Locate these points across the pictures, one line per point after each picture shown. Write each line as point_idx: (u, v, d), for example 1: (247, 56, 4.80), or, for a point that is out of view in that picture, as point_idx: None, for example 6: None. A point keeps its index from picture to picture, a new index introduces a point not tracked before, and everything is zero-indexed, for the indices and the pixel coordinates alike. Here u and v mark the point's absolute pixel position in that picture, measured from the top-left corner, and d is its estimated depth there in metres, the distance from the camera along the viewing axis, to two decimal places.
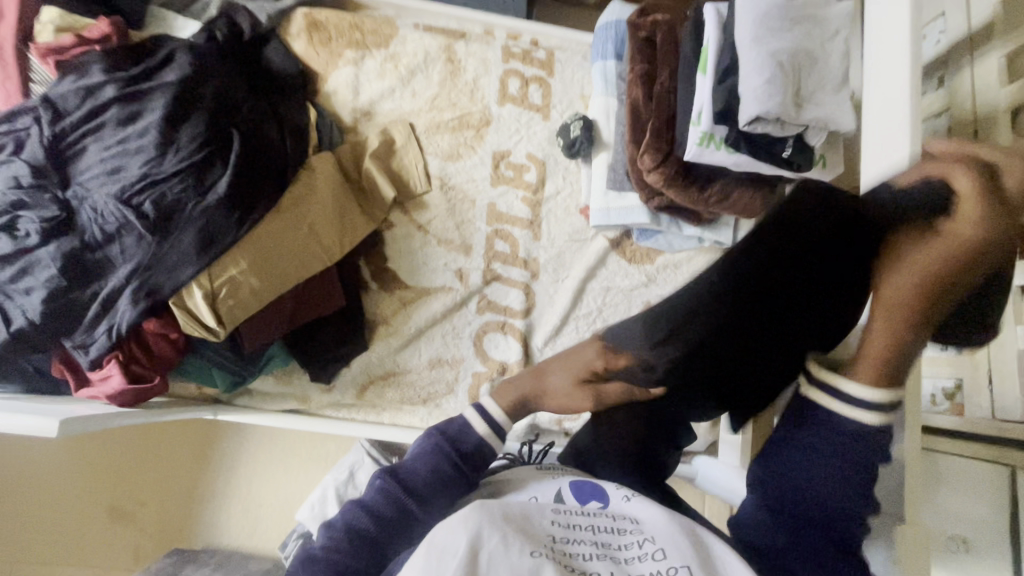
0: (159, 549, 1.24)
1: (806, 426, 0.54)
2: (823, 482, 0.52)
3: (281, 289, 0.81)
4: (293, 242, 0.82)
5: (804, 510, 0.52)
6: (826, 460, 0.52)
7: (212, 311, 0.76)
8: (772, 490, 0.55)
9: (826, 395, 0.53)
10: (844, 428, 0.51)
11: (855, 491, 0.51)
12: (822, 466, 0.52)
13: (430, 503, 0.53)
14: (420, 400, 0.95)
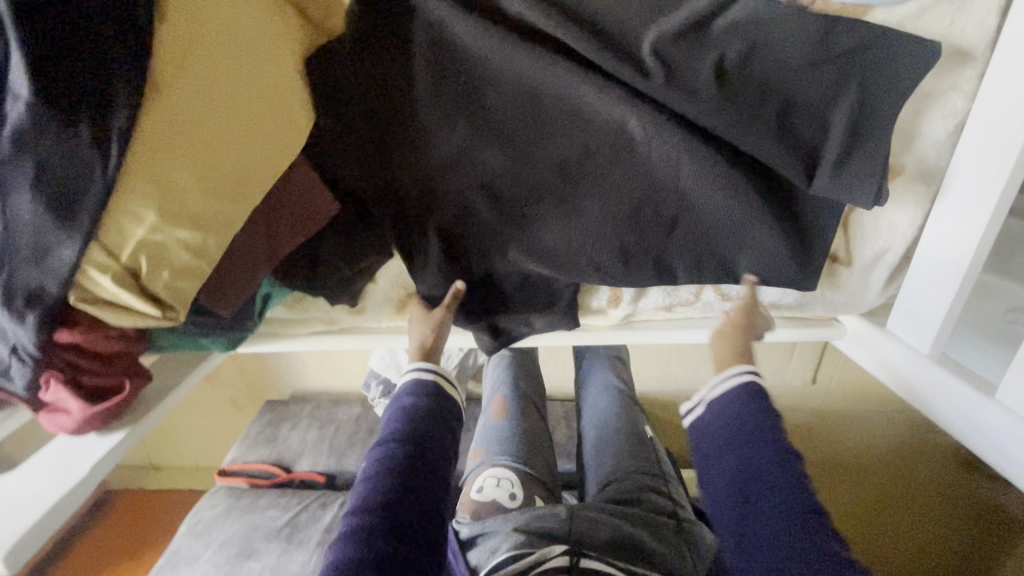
0: (253, 401, 1.27)
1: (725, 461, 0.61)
2: (781, 502, 0.54)
3: (229, 228, 0.50)
4: (208, 146, 0.47)
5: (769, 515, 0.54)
6: (739, 473, 0.58)
7: (147, 295, 0.49)
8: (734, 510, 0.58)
9: (706, 419, 0.66)
10: (722, 436, 0.63)
11: (786, 495, 0.54)
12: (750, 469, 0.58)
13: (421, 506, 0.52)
14: (482, 306, 0.69)
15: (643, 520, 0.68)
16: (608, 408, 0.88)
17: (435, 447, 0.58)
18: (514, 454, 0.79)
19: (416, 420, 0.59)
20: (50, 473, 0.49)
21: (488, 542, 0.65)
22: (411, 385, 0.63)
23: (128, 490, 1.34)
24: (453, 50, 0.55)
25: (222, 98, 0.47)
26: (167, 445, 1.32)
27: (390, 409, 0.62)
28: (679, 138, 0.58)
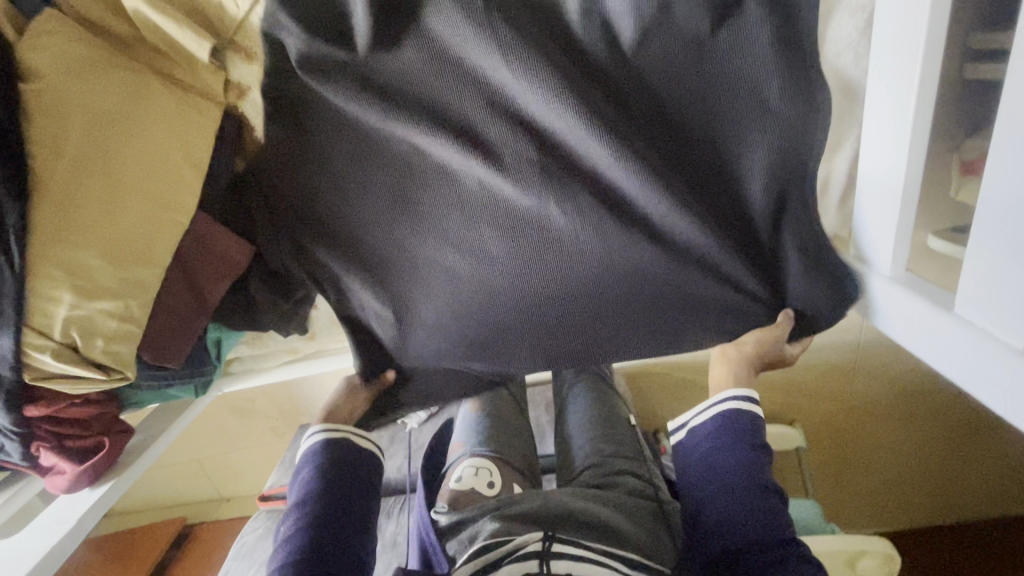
0: (290, 427, 1.36)
1: (714, 464, 0.59)
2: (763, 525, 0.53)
3: (147, 289, 0.55)
4: (105, 222, 0.51)
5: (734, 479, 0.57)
6: (724, 483, 0.57)
7: (91, 363, 0.54)
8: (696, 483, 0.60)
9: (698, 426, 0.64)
10: (714, 447, 0.61)
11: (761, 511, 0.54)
12: (735, 478, 0.57)
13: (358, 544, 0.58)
14: None
15: (615, 501, 0.68)
16: (584, 394, 0.93)
17: (343, 503, 0.60)
18: (493, 444, 0.83)
19: (321, 476, 0.62)
20: (49, 529, 0.56)
21: (465, 530, 0.64)
22: (313, 441, 0.65)
23: (206, 522, 1.49)
24: (368, 135, 0.59)
25: (103, 176, 0.51)
26: (230, 477, 1.45)
27: (298, 470, 0.64)
28: (588, 175, 0.58)
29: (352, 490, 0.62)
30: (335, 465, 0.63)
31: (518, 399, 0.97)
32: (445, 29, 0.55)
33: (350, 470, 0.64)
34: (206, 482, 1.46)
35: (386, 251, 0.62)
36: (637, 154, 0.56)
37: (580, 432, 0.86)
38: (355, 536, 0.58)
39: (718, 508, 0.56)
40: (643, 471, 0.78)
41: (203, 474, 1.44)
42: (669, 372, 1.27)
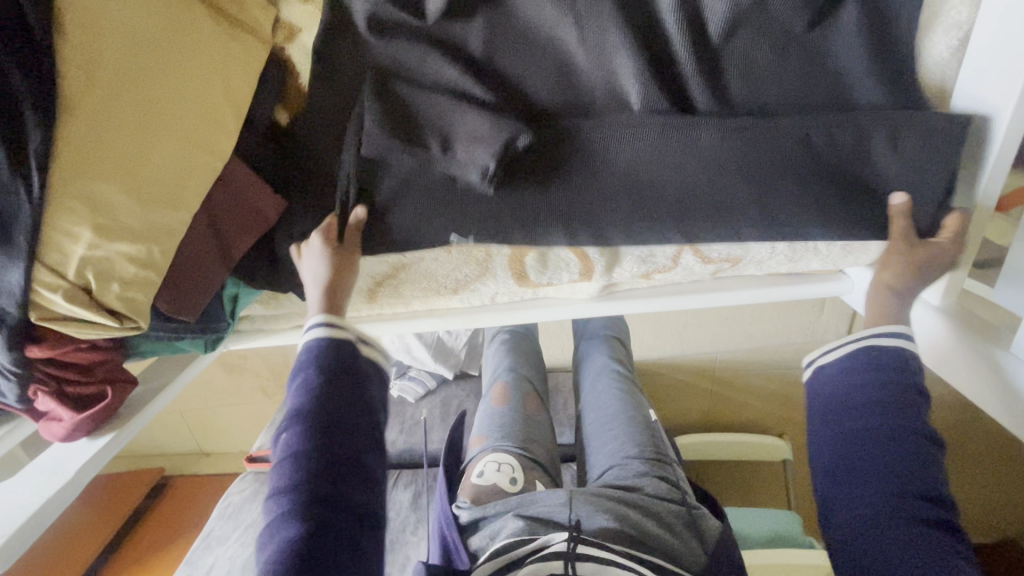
0: (280, 388, 1.32)
1: (853, 427, 0.53)
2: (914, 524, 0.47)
3: (173, 237, 0.51)
4: (135, 158, 0.47)
5: (876, 450, 0.51)
6: (865, 458, 0.51)
7: (103, 309, 0.50)
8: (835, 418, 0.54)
9: (847, 369, 0.55)
10: (854, 405, 0.53)
11: (910, 501, 0.48)
12: (884, 458, 0.50)
13: (353, 480, 0.50)
14: (451, 290, 0.69)
15: (643, 504, 0.69)
16: (608, 391, 0.91)
17: (349, 429, 0.51)
18: (516, 440, 0.82)
19: (326, 391, 0.52)
20: (42, 478, 0.53)
21: (488, 526, 0.69)
22: (319, 338, 0.54)
23: (183, 475, 1.46)
24: (416, 114, 0.55)
25: (135, 106, 0.46)
26: (212, 431, 1.42)
27: (297, 370, 0.54)
28: (640, 167, 0.54)
29: (360, 413, 0.53)
30: (341, 378, 0.53)
31: (540, 394, 0.95)
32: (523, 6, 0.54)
33: (357, 385, 0.54)
34: (187, 433, 1.43)
35: (418, 237, 0.58)
36: (707, 155, 0.54)
37: (607, 430, 0.86)
38: (362, 478, 0.51)
39: (849, 483, 0.51)
40: (669, 474, 0.78)
41: (184, 426, 1.40)
42: (672, 373, 1.27)
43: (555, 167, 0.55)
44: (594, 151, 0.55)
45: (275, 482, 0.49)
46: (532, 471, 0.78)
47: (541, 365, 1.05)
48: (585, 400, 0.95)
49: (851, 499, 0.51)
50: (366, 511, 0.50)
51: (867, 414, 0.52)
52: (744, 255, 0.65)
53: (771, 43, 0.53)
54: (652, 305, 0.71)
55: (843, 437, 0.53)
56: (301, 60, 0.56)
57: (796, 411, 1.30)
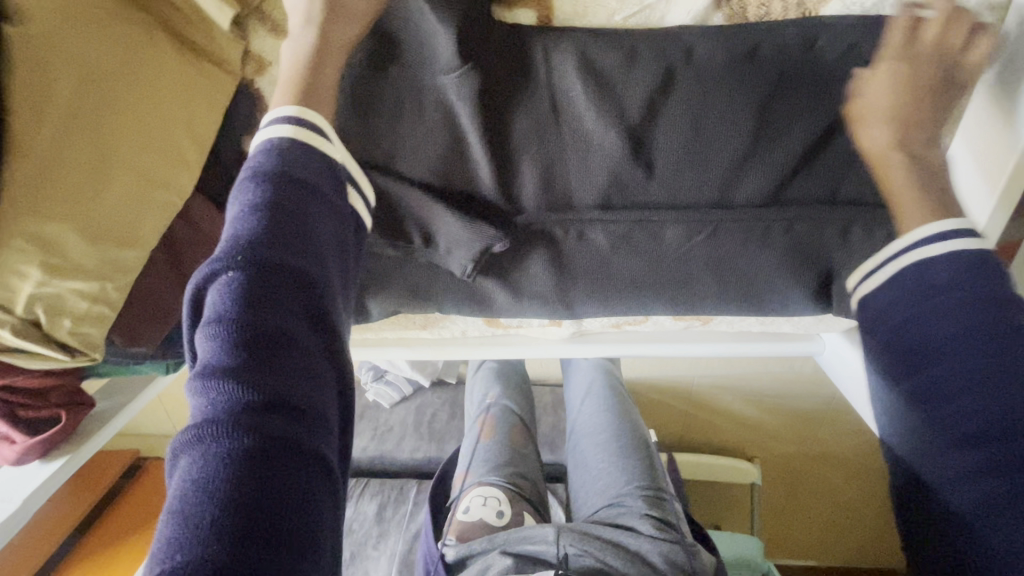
0: None
1: (939, 393, 0.40)
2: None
3: (127, 274, 0.50)
4: (89, 194, 0.45)
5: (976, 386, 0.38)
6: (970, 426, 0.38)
7: (55, 342, 0.50)
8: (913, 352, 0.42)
9: (892, 313, 0.44)
10: (926, 360, 0.41)
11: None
12: (996, 401, 0.38)
13: (298, 324, 0.37)
14: (421, 325, 0.68)
15: (631, 547, 0.73)
16: (600, 416, 0.96)
17: (305, 265, 0.38)
18: (502, 474, 0.88)
19: (276, 211, 0.38)
20: None
21: (475, 564, 0.76)
22: (280, 146, 0.42)
23: (157, 458, 1.45)
24: (394, 211, 0.57)
25: (90, 144, 0.45)
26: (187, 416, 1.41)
27: (245, 182, 0.41)
28: (607, 266, 0.59)
29: (321, 246, 0.40)
30: (299, 197, 0.40)
31: (526, 422, 1.00)
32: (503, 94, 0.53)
33: (318, 209, 0.41)
34: (162, 417, 1.42)
35: (401, 299, 0.62)
36: (668, 256, 0.58)
37: (599, 461, 0.91)
38: (316, 325, 0.38)
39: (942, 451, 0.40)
40: (667, 512, 0.80)
41: (160, 410, 1.40)
42: (648, 392, 1.27)
43: (533, 258, 0.59)
44: (568, 246, 0.58)
45: (203, 337, 0.36)
46: (520, 504, 0.84)
47: (527, 389, 1.08)
48: (578, 423, 1.00)
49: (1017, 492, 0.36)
50: (326, 373, 0.39)
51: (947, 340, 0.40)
52: (716, 315, 0.64)
53: (738, 137, 0.53)
54: (623, 352, 0.70)
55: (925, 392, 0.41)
56: (271, 94, 0.53)
57: (769, 437, 1.31)
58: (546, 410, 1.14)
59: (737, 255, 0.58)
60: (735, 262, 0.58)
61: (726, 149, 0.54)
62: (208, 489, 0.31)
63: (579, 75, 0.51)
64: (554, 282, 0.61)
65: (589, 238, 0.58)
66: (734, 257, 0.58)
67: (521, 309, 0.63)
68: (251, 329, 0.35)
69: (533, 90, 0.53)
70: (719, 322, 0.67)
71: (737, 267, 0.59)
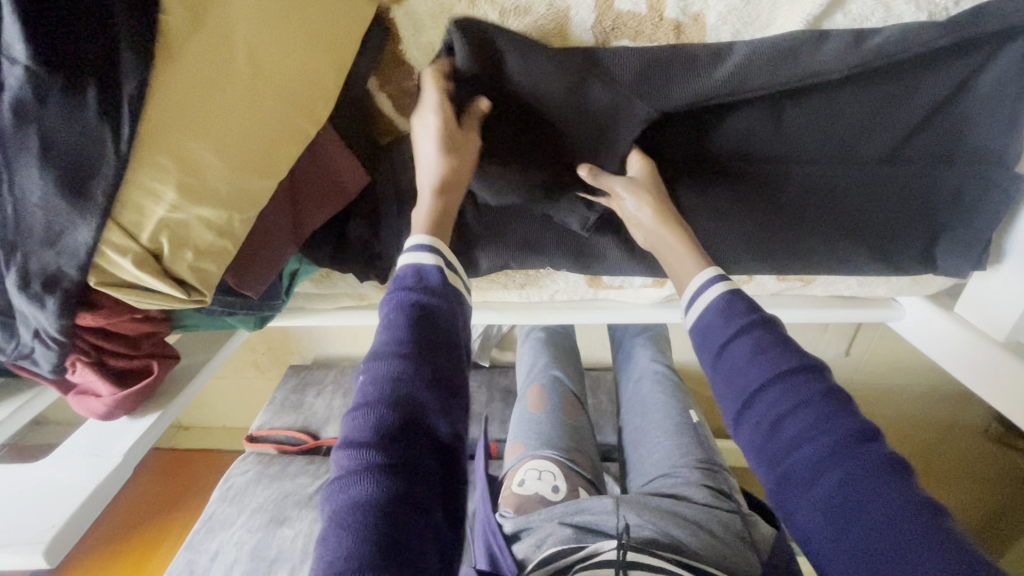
0: (277, 365, 1.25)
1: (771, 428, 0.43)
2: (877, 470, 0.39)
3: (256, 206, 0.46)
4: (232, 116, 0.42)
5: (790, 421, 0.42)
6: (806, 461, 0.41)
7: (171, 278, 0.45)
8: (743, 387, 0.45)
9: (709, 360, 0.48)
10: (752, 392, 0.44)
11: (856, 458, 0.39)
12: (811, 439, 0.41)
13: (429, 421, 0.43)
14: (517, 285, 0.66)
15: (692, 516, 0.72)
16: (655, 395, 0.95)
17: (451, 382, 0.45)
18: (558, 446, 0.86)
19: (420, 326, 0.45)
20: (80, 461, 0.47)
21: (532, 535, 0.73)
22: (421, 263, 0.48)
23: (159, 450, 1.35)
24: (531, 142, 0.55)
25: (237, 56, 0.41)
26: (196, 404, 1.32)
27: (393, 295, 0.48)
28: (716, 221, 0.60)
29: (453, 352, 0.47)
30: (437, 312, 0.47)
31: (578, 395, 0.98)
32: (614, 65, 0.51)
33: (451, 318, 0.47)
34: None
35: (514, 251, 0.60)
36: (791, 212, 0.58)
37: (652, 436, 0.90)
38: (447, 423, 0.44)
39: (784, 481, 0.42)
40: (720, 483, 0.80)
41: None
42: None
43: None
44: (686, 197, 0.60)
45: (352, 422, 0.43)
46: (576, 479, 0.81)
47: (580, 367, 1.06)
48: (630, 403, 0.99)
49: (837, 519, 0.38)
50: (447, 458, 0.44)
51: (751, 372, 0.44)
52: (816, 277, 0.65)
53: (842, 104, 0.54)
54: None
55: (763, 424, 0.43)
56: (406, 27, 0.50)
57: None
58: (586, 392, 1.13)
59: (857, 212, 0.58)
60: (853, 219, 0.58)
61: (836, 120, 0.55)
62: (355, 556, 0.36)
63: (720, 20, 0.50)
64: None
65: (717, 189, 0.58)
66: (864, 214, 0.58)
67: (628, 268, 0.62)
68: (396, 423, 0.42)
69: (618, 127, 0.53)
70: (814, 286, 0.68)
71: (866, 221, 0.58)
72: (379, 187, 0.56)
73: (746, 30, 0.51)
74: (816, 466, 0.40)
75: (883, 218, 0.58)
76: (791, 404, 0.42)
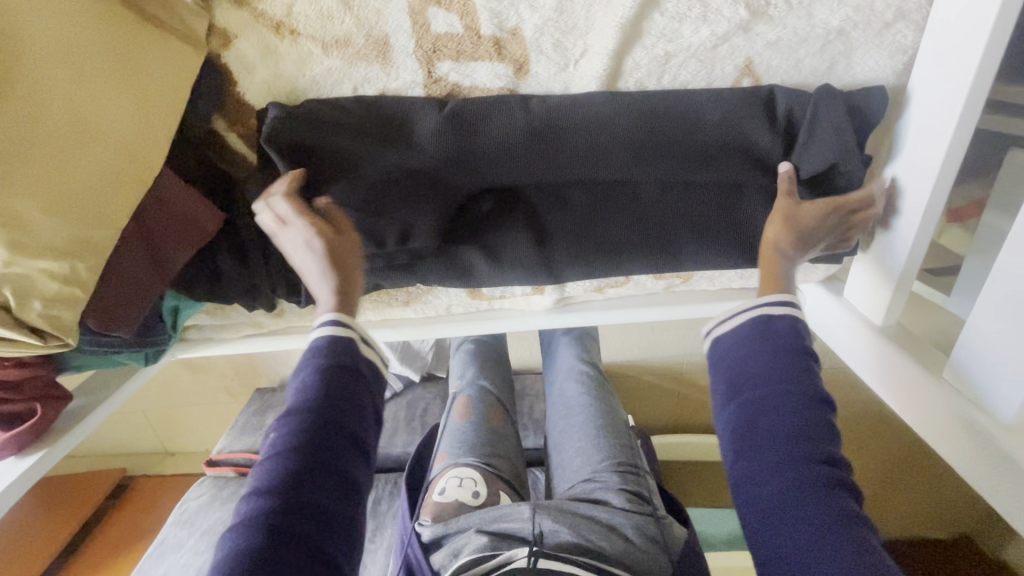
0: (245, 389, 1.29)
1: (751, 421, 0.45)
2: (819, 491, 0.41)
3: (101, 252, 0.49)
4: (54, 169, 0.45)
5: (770, 420, 0.44)
6: (769, 460, 0.43)
7: (25, 327, 0.48)
8: (739, 382, 0.47)
9: (719, 363, 0.50)
10: (749, 386, 0.46)
11: (804, 474, 0.42)
12: (784, 444, 0.43)
13: (332, 474, 0.45)
14: (402, 302, 0.68)
15: (608, 520, 0.74)
16: (578, 398, 0.95)
17: (358, 433, 0.48)
18: (478, 454, 0.88)
19: (328, 385, 0.48)
20: None
21: (450, 544, 0.73)
22: (334, 328, 0.51)
23: (145, 475, 1.41)
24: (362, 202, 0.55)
25: (51, 113, 0.44)
26: (176, 430, 1.38)
27: (305, 360, 0.51)
28: (575, 231, 0.59)
29: (362, 411, 0.49)
30: (347, 373, 0.50)
31: (505, 405, 1.00)
32: (430, 139, 0.53)
33: (361, 380, 0.51)
34: (149, 434, 1.38)
35: (382, 270, 0.61)
36: (648, 211, 0.58)
37: (575, 441, 0.90)
38: (347, 478, 0.46)
39: (746, 478, 0.45)
40: (639, 486, 0.82)
41: (147, 426, 1.36)
42: (641, 376, 1.27)
43: (510, 225, 0.59)
44: (544, 209, 0.58)
45: (256, 478, 0.46)
46: (496, 483, 0.84)
47: (507, 375, 1.08)
48: (555, 404, 0.99)
49: (770, 519, 0.42)
50: (348, 512, 0.45)
51: (755, 371, 0.47)
52: (696, 272, 0.64)
53: (653, 157, 0.54)
54: (607, 318, 0.70)
55: (739, 413, 0.46)
56: (238, 69, 0.53)
57: None
58: (535, 397, 1.13)
59: (714, 209, 0.58)
60: (711, 218, 0.58)
61: None
62: None
63: (538, 32, 0.51)
64: (536, 252, 0.60)
65: (563, 208, 0.58)
66: (721, 211, 0.58)
67: (501, 278, 0.62)
68: (294, 477, 0.44)
69: (441, 197, 0.55)
70: (701, 281, 0.68)
71: (722, 217, 0.58)
72: (239, 223, 0.58)
73: (567, 38, 0.52)
74: (772, 473, 0.43)
75: (741, 210, 0.57)
76: (773, 409, 0.44)
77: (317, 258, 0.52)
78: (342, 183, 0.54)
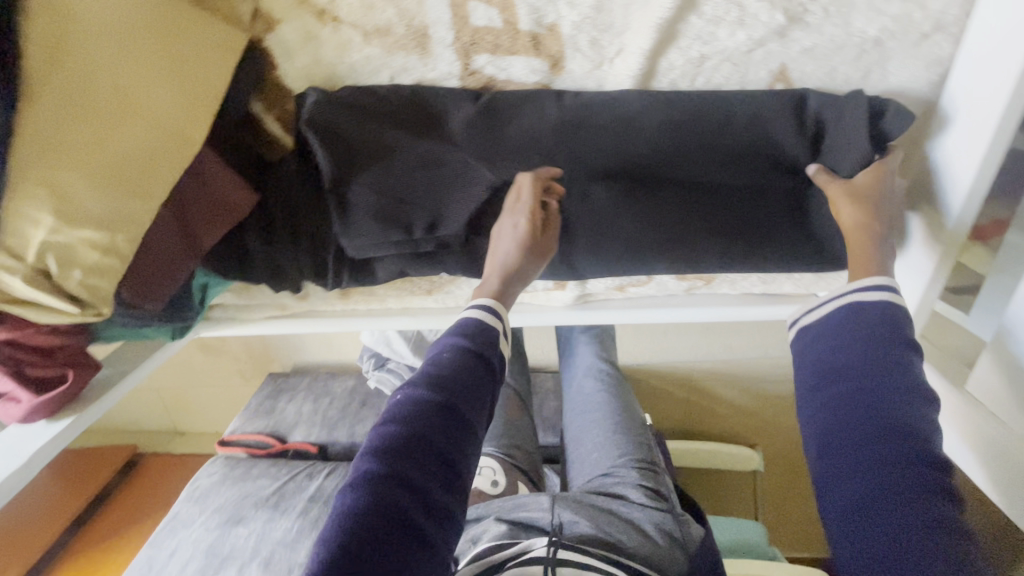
0: (258, 372, 1.31)
1: (845, 413, 0.45)
2: (914, 488, 0.40)
3: (139, 225, 0.50)
4: (100, 142, 0.46)
5: (863, 416, 0.44)
6: (859, 452, 0.43)
7: (65, 294, 0.50)
8: (830, 376, 0.48)
9: (811, 357, 0.51)
10: (844, 379, 0.47)
11: (900, 467, 0.41)
12: (879, 437, 0.43)
13: (442, 457, 0.45)
14: (424, 290, 0.69)
15: (624, 513, 0.75)
16: (597, 393, 0.95)
17: (471, 422, 0.48)
18: (498, 443, 0.90)
19: (458, 372, 0.49)
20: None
21: (471, 530, 0.76)
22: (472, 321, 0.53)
23: (155, 453, 1.43)
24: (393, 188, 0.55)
25: (100, 87, 0.46)
26: (188, 410, 1.40)
27: (439, 346, 0.52)
28: (604, 230, 0.58)
29: (479, 405, 0.50)
30: (475, 365, 0.51)
31: (521, 396, 1.00)
32: (465, 128, 0.55)
33: (487, 374, 0.51)
34: (161, 412, 1.40)
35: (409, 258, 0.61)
36: (672, 216, 0.57)
37: (593, 436, 0.91)
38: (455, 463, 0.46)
39: (831, 465, 0.45)
40: (658, 481, 0.83)
41: (160, 404, 1.38)
42: (651, 380, 1.27)
43: None
44: (570, 205, 0.58)
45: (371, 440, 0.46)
46: (514, 474, 0.86)
47: (524, 365, 1.07)
48: (570, 401, 0.99)
49: (849, 506, 0.42)
50: (450, 496, 0.45)
51: (846, 366, 0.47)
52: (717, 274, 0.65)
53: (682, 156, 0.55)
54: (626, 317, 0.71)
55: (828, 404, 0.47)
56: (278, 53, 0.55)
57: (770, 422, 1.30)
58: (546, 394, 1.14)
59: (741, 214, 0.57)
60: (739, 224, 0.58)
61: None
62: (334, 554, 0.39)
63: (576, 29, 0.52)
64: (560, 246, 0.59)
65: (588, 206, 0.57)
66: (748, 217, 0.57)
67: None
68: (407, 449, 0.44)
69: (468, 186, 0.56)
70: (721, 284, 0.68)
71: (750, 223, 0.57)
72: (269, 206, 0.58)
73: (604, 35, 0.52)
74: (862, 462, 0.43)
75: (768, 216, 0.57)
76: (870, 405, 0.45)
77: (515, 249, 0.55)
78: (377, 168, 0.55)
